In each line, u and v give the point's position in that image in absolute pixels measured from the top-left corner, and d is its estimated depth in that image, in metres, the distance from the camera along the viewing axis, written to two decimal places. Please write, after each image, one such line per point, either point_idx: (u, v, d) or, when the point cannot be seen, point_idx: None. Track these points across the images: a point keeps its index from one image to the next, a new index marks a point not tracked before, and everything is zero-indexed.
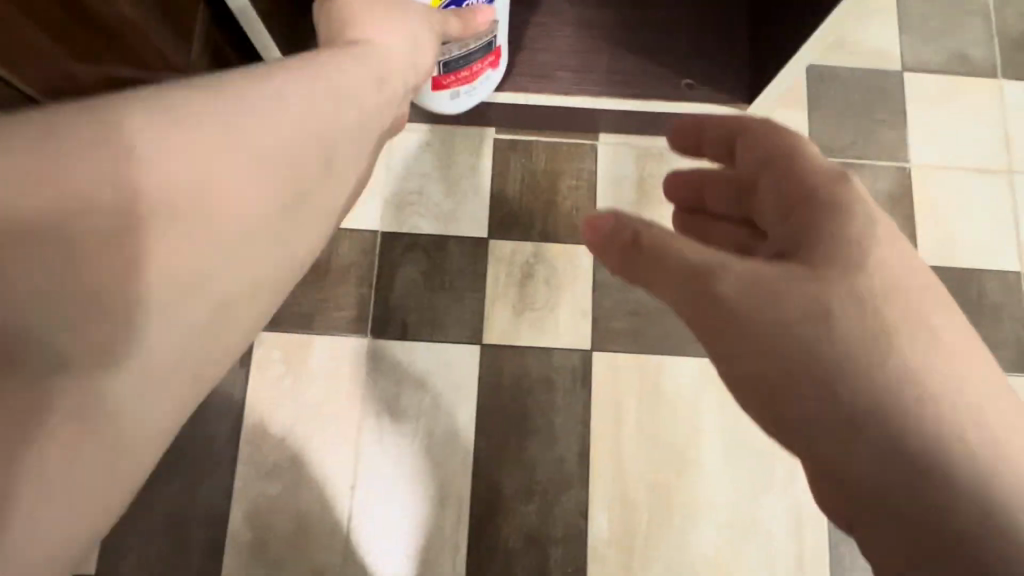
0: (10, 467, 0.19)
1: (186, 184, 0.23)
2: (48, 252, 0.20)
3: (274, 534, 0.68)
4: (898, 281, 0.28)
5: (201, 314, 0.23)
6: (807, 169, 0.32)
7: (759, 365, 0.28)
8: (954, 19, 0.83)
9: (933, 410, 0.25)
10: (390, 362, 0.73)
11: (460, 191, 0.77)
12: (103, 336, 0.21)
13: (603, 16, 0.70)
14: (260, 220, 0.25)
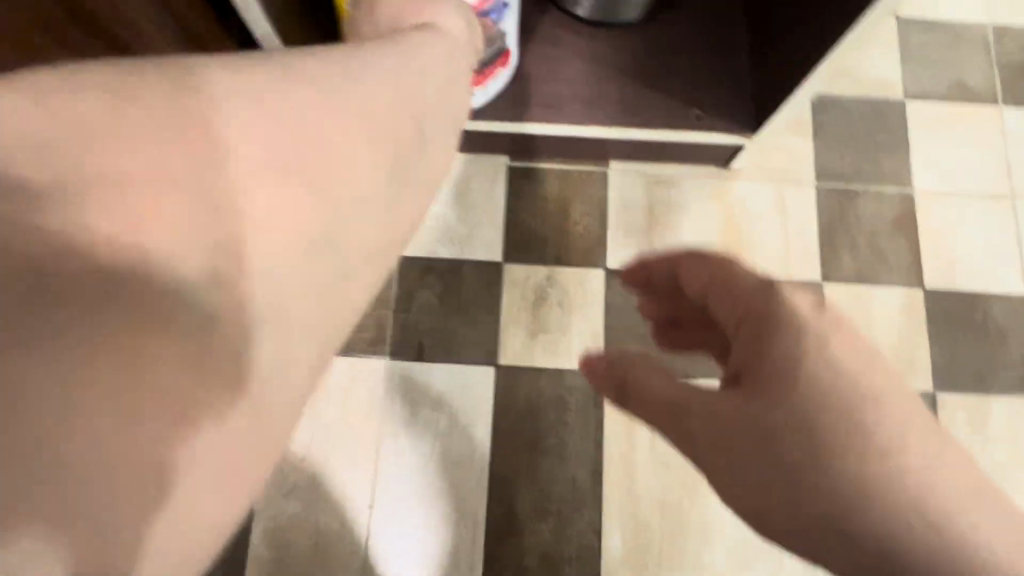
0: (171, 378, 0.22)
1: (270, 148, 0.26)
2: (175, 200, 0.23)
3: (294, 551, 0.70)
4: (853, 371, 0.28)
5: (305, 261, 0.26)
6: (738, 286, 0.32)
7: (732, 470, 0.29)
8: (954, 48, 0.85)
9: (905, 492, 0.26)
10: (407, 383, 0.74)
11: (475, 218, 0.79)
12: (223, 269, 0.24)
13: (613, 49, 0.73)
14: (346, 177, 0.28)
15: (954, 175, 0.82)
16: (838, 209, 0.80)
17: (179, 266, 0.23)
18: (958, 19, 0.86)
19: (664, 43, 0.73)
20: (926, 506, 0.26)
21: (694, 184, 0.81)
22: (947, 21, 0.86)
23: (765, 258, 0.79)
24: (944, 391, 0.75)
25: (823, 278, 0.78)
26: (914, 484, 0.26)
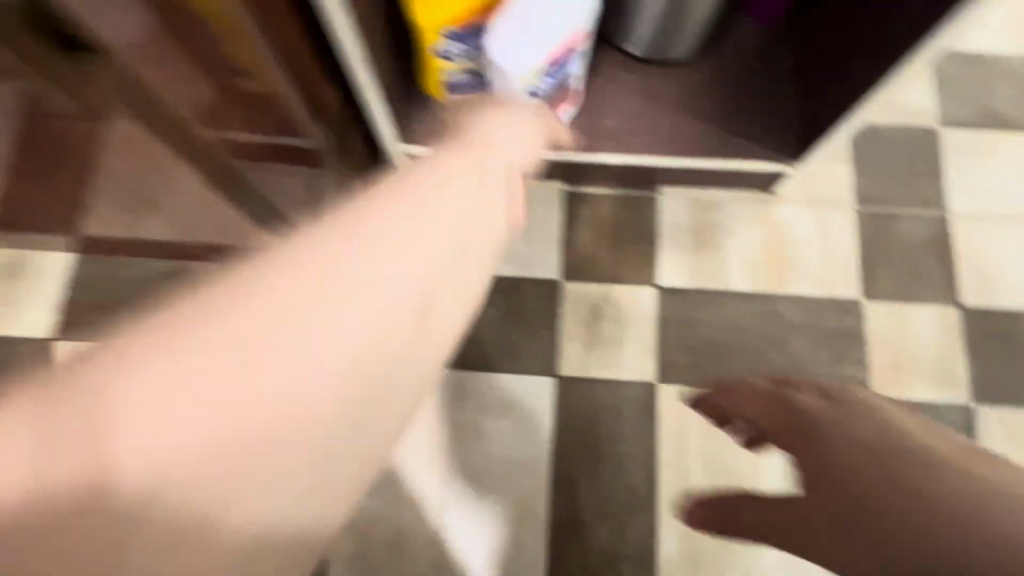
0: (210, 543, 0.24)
1: (295, 317, 0.28)
2: (218, 373, 0.25)
3: (373, 545, 0.76)
4: (854, 413, 0.38)
5: (345, 419, 0.28)
6: (753, 400, 0.45)
7: (799, 538, 0.35)
8: (987, 79, 0.90)
9: (930, 467, 0.32)
10: (473, 392, 0.81)
11: (535, 239, 0.86)
12: (258, 432, 0.25)
13: (666, 85, 0.79)
14: (378, 328, 0.30)
15: (988, 199, 0.86)
16: (877, 231, 0.85)
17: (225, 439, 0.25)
18: (990, 51, 0.91)
19: (713, 79, 0.79)
20: (946, 484, 0.31)
21: (739, 208, 0.86)
22: (980, 53, 0.91)
23: (808, 278, 0.84)
24: (983, 406, 0.79)
25: (863, 296, 0.83)
26: (933, 471, 0.32)
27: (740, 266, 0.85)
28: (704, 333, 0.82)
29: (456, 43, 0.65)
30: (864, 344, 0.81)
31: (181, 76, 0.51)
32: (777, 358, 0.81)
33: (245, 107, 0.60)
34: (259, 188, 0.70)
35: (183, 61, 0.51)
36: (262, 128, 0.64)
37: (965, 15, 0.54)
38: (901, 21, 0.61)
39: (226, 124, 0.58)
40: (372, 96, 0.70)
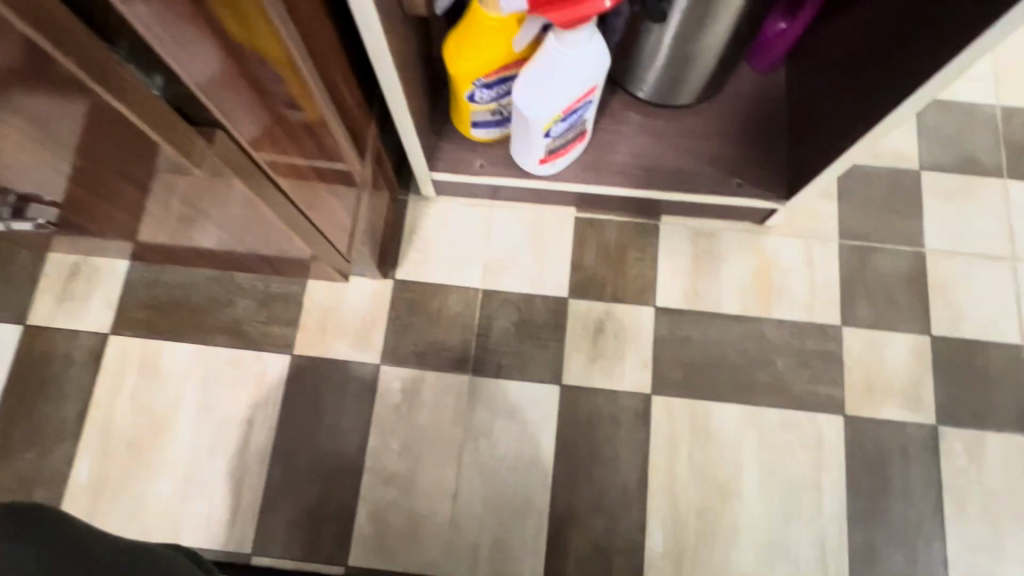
0: None
1: None
2: None
3: (391, 530, 0.85)
4: None
5: None
6: None
7: None
8: (965, 127, 0.98)
9: None
10: (485, 396, 0.89)
11: (547, 259, 0.95)
12: None
13: (670, 127, 0.88)
14: None
15: (962, 238, 0.94)
16: (858, 263, 0.93)
17: None
18: (970, 102, 0.99)
19: (712, 121, 0.88)
20: None
21: (733, 238, 0.95)
22: (960, 103, 0.99)
23: (793, 304, 0.92)
24: (946, 427, 0.87)
25: (842, 322, 0.91)
26: None
27: (732, 291, 0.93)
28: (697, 351, 0.91)
29: (485, 89, 0.74)
30: (841, 366, 0.90)
31: (253, 108, 0.55)
32: (761, 376, 0.90)
33: (302, 140, 0.65)
34: (317, 222, 0.75)
35: (256, 95, 0.55)
36: (315, 160, 0.69)
37: (939, 77, 0.61)
38: (885, 82, 0.69)
39: (286, 158, 0.63)
40: (411, 131, 0.78)
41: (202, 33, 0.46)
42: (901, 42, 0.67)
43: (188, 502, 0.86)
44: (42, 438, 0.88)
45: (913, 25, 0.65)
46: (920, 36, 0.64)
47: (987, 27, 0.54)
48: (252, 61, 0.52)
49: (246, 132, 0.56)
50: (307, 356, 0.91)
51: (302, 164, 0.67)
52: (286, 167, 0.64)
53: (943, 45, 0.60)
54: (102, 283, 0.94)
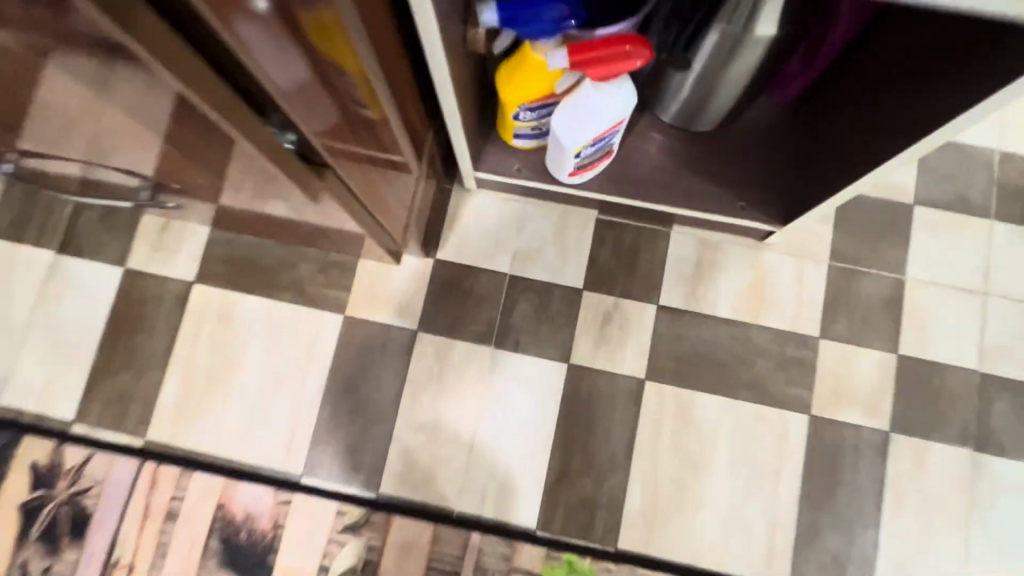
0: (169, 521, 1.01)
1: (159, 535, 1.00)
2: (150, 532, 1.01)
3: (415, 468, 1.03)
4: None
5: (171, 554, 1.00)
6: None
7: None
8: (964, 168, 1.07)
9: None
10: (503, 366, 1.05)
11: (567, 253, 1.08)
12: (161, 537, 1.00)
13: (688, 150, 0.99)
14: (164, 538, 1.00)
15: (943, 271, 1.05)
16: (844, 283, 1.05)
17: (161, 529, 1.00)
18: (974, 146, 1.08)
19: (726, 148, 0.99)
20: None
21: (734, 251, 1.07)
22: (966, 146, 1.08)
23: (779, 314, 1.05)
24: (897, 434, 1.01)
25: (820, 334, 1.04)
26: None
27: (727, 297, 1.06)
28: (689, 347, 1.05)
29: (528, 111, 0.86)
30: (813, 372, 1.03)
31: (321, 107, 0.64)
32: (742, 374, 1.03)
33: (364, 135, 0.75)
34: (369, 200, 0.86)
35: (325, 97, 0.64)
36: (369, 149, 0.78)
37: (978, 109, 0.62)
38: (912, 104, 0.72)
39: (343, 148, 0.73)
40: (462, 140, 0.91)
41: (289, 45, 0.54)
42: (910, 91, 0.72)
43: (251, 428, 1.04)
44: (137, 363, 1.07)
45: (947, 47, 0.66)
46: (929, 88, 0.68)
47: (994, 91, 0.60)
48: (332, 75, 0.60)
49: (313, 124, 0.66)
50: (356, 317, 1.07)
51: (360, 151, 0.77)
52: (343, 155, 0.74)
53: (968, 86, 0.63)
54: (189, 238, 1.10)
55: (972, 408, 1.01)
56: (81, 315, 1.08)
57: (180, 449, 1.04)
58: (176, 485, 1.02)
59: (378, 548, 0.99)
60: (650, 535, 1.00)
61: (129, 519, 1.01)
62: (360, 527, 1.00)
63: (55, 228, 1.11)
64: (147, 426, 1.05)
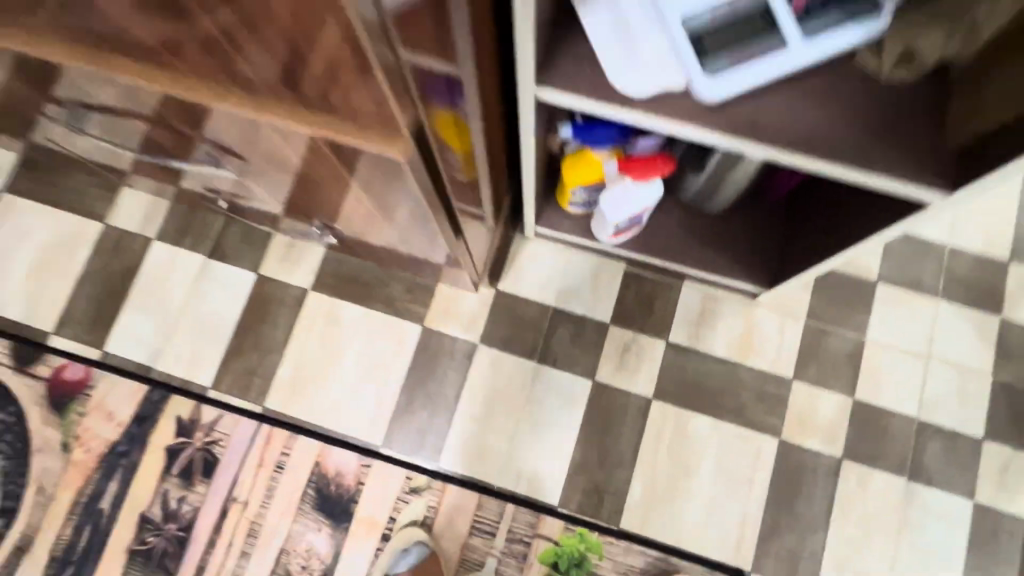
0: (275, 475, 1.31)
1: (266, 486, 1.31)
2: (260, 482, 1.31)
3: (468, 448, 1.32)
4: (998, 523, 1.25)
5: (275, 496, 1.30)
6: None
7: None
8: (919, 256, 1.36)
9: None
10: (542, 377, 1.35)
11: (599, 294, 1.39)
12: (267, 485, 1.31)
13: (699, 225, 1.28)
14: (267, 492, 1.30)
15: (897, 336, 1.33)
16: (815, 338, 1.34)
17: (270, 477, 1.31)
18: (930, 239, 1.36)
19: (729, 226, 1.28)
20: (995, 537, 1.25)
21: (731, 304, 1.36)
22: (923, 239, 1.36)
23: (762, 357, 1.34)
24: (848, 460, 1.28)
25: (793, 376, 1.32)
26: None
27: (722, 340, 1.35)
28: (689, 377, 1.34)
29: (583, 192, 1.17)
30: (785, 405, 1.31)
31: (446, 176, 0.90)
32: (729, 401, 1.32)
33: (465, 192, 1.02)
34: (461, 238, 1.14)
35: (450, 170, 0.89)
36: (465, 204, 1.05)
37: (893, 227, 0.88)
38: (855, 216, 0.98)
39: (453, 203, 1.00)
40: (531, 206, 1.23)
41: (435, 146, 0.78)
42: (852, 217, 0.99)
43: (345, 406, 1.35)
44: (262, 347, 1.38)
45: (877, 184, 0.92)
46: (867, 207, 0.94)
47: (901, 218, 0.85)
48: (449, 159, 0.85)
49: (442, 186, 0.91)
50: (431, 328, 1.38)
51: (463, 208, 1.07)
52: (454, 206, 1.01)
53: (884, 213, 0.89)
54: (308, 254, 1.43)
55: (909, 445, 1.28)
56: (221, 306, 1.41)
57: (289, 416, 1.35)
58: (285, 443, 1.33)
59: (435, 507, 1.29)
60: (646, 519, 1.28)
61: (247, 466, 1.32)
62: (423, 489, 1.30)
63: (207, 238, 1.44)
64: (266, 396, 1.36)
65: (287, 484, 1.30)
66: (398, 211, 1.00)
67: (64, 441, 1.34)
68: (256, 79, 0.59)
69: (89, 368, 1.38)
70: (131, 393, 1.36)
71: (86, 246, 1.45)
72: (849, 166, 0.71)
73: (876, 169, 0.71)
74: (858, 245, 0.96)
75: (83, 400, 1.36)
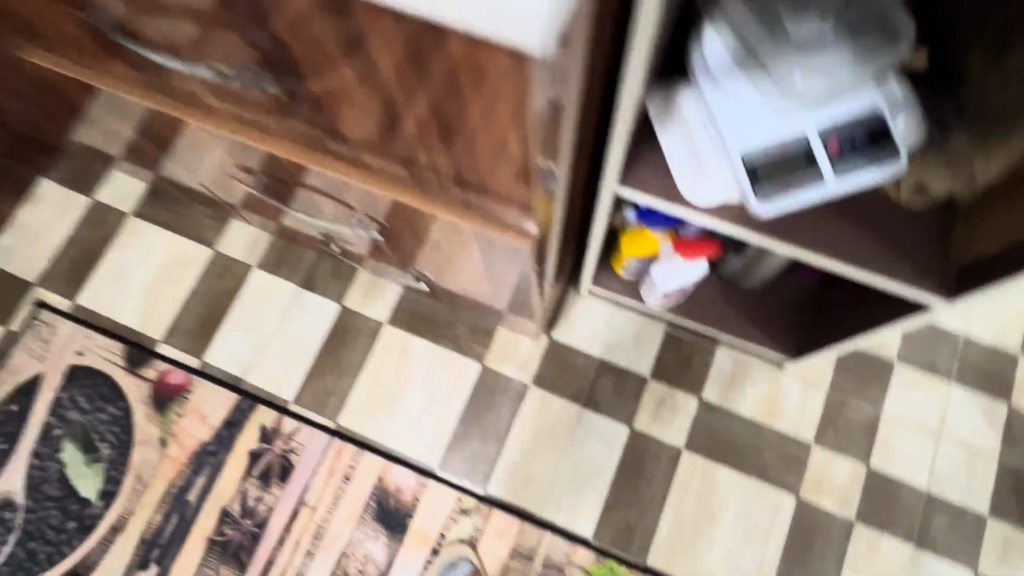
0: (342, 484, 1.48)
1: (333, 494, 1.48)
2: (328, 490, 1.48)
3: (514, 478, 1.48)
4: None
5: (342, 504, 1.47)
6: None
7: None
8: (935, 342, 1.50)
9: None
10: (585, 420, 1.51)
11: (640, 350, 1.55)
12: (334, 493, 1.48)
13: (735, 297, 1.44)
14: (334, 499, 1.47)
15: (911, 413, 1.46)
16: (835, 408, 1.48)
17: (337, 486, 1.48)
18: (946, 327, 1.51)
19: (763, 300, 1.44)
20: None
21: (760, 370, 1.51)
22: (939, 326, 1.51)
23: (785, 421, 1.48)
24: (860, 524, 1.40)
25: (813, 441, 1.46)
26: None
27: (749, 402, 1.50)
28: (718, 432, 1.48)
29: (636, 262, 1.36)
30: (804, 467, 1.44)
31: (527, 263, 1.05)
32: (753, 458, 1.46)
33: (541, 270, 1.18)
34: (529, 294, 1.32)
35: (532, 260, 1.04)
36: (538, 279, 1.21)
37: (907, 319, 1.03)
38: (875, 305, 1.13)
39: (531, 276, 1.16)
40: (590, 271, 1.41)
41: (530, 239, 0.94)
42: (864, 313, 1.16)
43: (407, 429, 1.52)
44: (339, 370, 1.57)
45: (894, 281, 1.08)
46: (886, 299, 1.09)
47: (914, 314, 1.00)
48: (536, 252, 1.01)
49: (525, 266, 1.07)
50: (489, 367, 1.56)
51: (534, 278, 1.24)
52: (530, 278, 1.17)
53: (899, 308, 1.04)
54: (386, 291, 1.62)
55: (917, 515, 1.40)
56: (307, 330, 1.61)
57: (358, 433, 1.52)
58: (353, 458, 1.50)
59: (480, 529, 1.44)
60: (670, 560, 1.41)
61: (318, 474, 1.49)
62: (471, 511, 1.45)
63: (300, 269, 1.65)
64: (339, 413, 1.54)
65: (352, 494, 1.47)
66: (485, 269, 1.19)
67: (162, 437, 1.54)
68: (428, 189, 0.93)
69: (189, 375, 1.58)
70: (223, 400, 1.56)
71: (196, 268, 1.68)
72: (868, 271, 0.88)
73: (890, 276, 0.87)
74: (875, 330, 1.11)
75: (182, 402, 1.56)
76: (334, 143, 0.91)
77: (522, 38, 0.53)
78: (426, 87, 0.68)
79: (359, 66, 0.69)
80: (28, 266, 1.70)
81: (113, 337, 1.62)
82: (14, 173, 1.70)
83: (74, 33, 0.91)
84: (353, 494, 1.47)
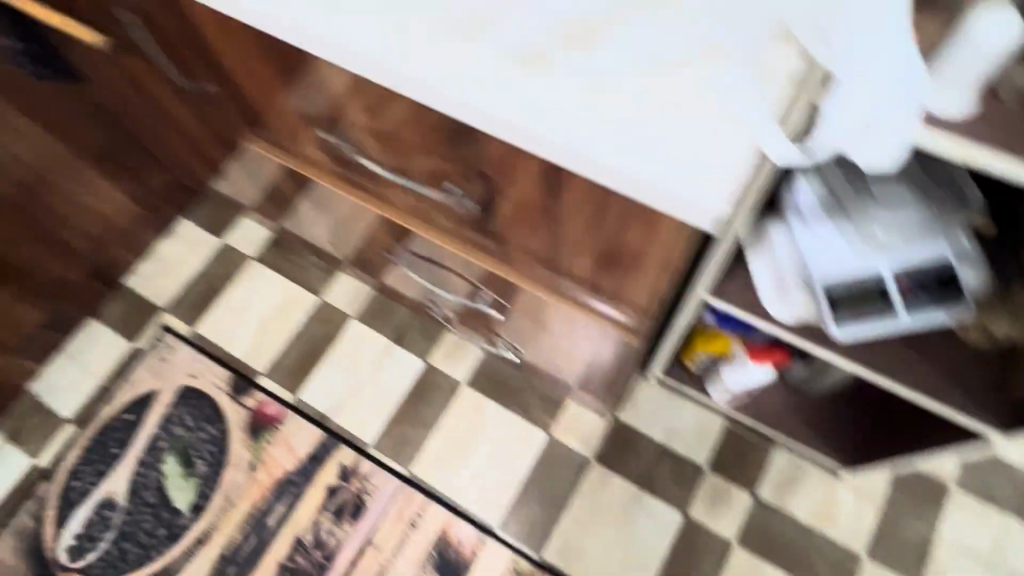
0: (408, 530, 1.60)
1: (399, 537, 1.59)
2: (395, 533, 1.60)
3: (568, 548, 1.56)
4: None
5: (406, 549, 1.58)
6: None
7: None
8: (994, 473, 1.53)
9: None
10: (640, 501, 1.59)
11: (699, 439, 1.63)
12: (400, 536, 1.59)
13: (796, 401, 1.52)
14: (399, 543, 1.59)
15: (968, 541, 1.48)
16: (888, 524, 1.51)
17: (403, 531, 1.60)
18: (1006, 459, 1.54)
19: (823, 408, 1.50)
20: None
21: (815, 475, 1.57)
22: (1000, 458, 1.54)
23: (837, 530, 1.52)
24: None
25: (864, 554, 1.50)
26: None
27: (802, 505, 1.55)
28: (769, 531, 1.54)
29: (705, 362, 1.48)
30: None
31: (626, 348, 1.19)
32: (802, 563, 1.50)
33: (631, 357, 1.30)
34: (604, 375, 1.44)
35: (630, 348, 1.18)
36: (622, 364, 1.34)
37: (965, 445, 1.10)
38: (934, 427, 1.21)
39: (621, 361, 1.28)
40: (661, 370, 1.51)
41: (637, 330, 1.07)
42: (915, 439, 1.24)
43: (473, 485, 1.63)
44: (417, 421, 1.71)
45: None
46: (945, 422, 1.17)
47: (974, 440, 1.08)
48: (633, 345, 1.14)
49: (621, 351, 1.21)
50: (554, 436, 1.67)
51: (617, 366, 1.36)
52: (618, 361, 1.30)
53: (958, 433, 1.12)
54: (468, 354, 1.78)
55: None
56: (393, 380, 1.76)
57: (427, 483, 1.64)
58: (420, 505, 1.62)
59: None
60: None
61: (386, 516, 1.61)
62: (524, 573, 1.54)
63: (393, 324, 1.83)
64: (412, 462, 1.67)
65: (416, 540, 1.58)
66: (572, 349, 1.33)
67: (252, 461, 1.70)
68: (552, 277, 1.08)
69: (284, 408, 1.75)
70: (311, 435, 1.71)
71: (302, 312, 1.88)
72: (931, 398, 0.97)
73: (951, 405, 0.97)
74: (934, 450, 1.18)
75: (274, 431, 1.72)
76: (485, 242, 1.08)
77: (700, 219, 0.69)
78: (600, 233, 0.86)
79: (548, 206, 0.87)
80: (161, 292, 1.94)
81: (223, 365, 1.82)
82: (162, 212, 1.97)
83: (292, 128, 1.12)
84: (417, 540, 1.58)
